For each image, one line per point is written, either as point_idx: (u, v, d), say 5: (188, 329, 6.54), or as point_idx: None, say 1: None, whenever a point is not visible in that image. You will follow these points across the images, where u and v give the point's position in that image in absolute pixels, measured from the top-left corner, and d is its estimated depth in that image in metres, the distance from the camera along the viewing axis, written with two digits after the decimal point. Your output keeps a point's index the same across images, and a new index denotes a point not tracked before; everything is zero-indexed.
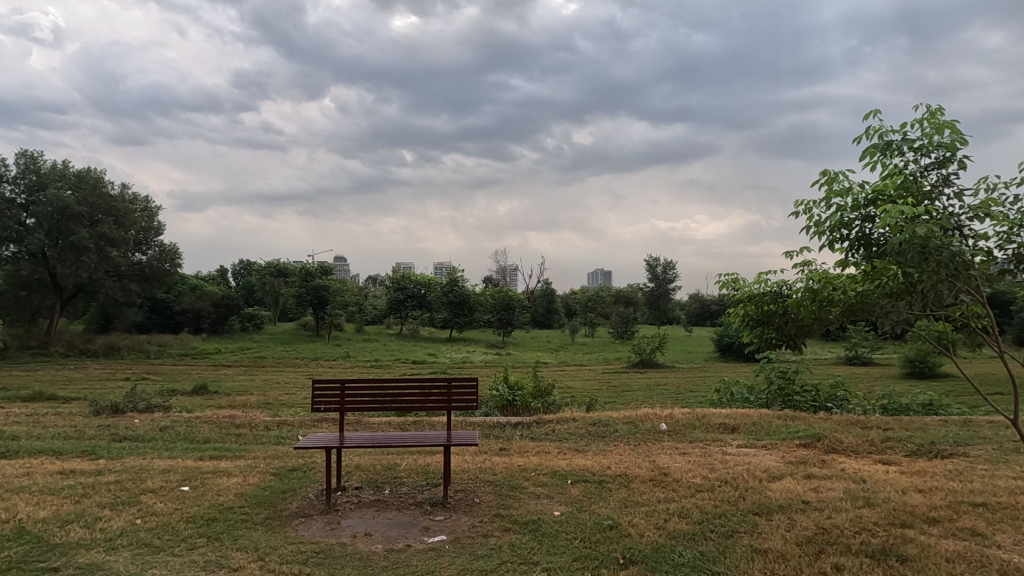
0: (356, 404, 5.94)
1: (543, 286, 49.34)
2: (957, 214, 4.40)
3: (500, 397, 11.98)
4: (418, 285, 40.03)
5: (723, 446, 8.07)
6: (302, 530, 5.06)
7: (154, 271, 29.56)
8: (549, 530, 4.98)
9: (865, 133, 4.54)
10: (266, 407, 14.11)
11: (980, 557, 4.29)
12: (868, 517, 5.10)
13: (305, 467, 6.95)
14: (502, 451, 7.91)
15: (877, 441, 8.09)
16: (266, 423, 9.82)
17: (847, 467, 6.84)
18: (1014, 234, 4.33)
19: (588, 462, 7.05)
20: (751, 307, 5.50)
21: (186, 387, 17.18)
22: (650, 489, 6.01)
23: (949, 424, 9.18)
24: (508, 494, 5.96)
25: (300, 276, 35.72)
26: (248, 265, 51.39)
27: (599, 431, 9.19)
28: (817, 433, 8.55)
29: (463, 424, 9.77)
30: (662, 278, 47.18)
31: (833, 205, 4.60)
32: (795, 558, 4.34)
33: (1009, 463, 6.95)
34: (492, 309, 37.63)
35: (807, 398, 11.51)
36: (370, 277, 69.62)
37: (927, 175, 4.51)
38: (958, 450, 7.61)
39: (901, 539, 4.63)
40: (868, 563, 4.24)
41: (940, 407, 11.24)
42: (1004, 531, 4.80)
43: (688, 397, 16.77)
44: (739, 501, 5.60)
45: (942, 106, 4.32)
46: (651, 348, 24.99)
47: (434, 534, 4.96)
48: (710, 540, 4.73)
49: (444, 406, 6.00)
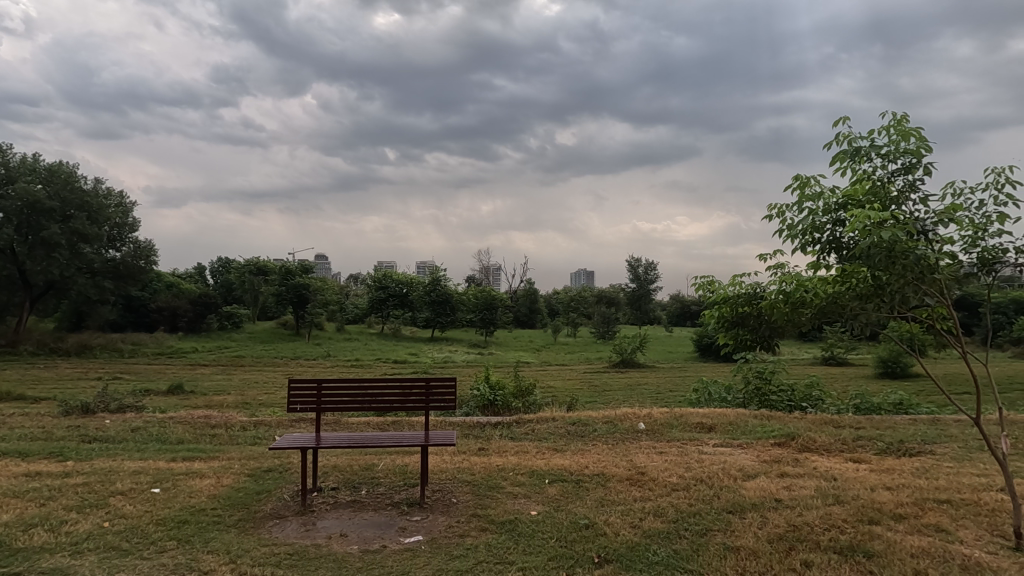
0: (333, 403, 5.89)
1: (525, 286, 49.48)
2: (922, 219, 4.53)
3: (481, 398, 11.94)
4: (399, 284, 39.79)
5: (699, 445, 8.16)
6: (276, 531, 5.01)
7: (129, 268, 28.99)
8: (526, 530, 4.99)
9: (835, 139, 4.64)
10: (243, 407, 13.94)
11: (943, 552, 4.41)
12: (837, 514, 5.22)
13: (281, 468, 6.88)
14: (480, 451, 7.90)
15: (848, 440, 8.27)
16: (242, 423, 9.68)
17: (819, 465, 6.97)
18: (979, 239, 4.47)
19: (566, 462, 7.07)
20: (727, 309, 5.58)
21: (161, 387, 16.87)
22: (626, 488, 6.06)
23: (919, 422, 9.42)
24: (485, 494, 5.95)
25: (280, 275, 35.18)
26: (227, 263, 50.58)
27: (577, 431, 9.23)
28: (792, 433, 8.68)
29: (442, 424, 9.72)
30: (643, 278, 47.72)
31: (804, 209, 4.69)
32: (766, 555, 4.42)
33: (973, 461, 7.17)
34: (474, 309, 37.66)
35: (782, 398, 11.68)
36: (350, 277, 69.06)
37: (894, 180, 4.63)
38: (925, 448, 7.82)
39: (867, 535, 4.75)
40: (836, 559, 4.34)
41: (910, 407, 11.50)
42: (966, 527, 4.95)
43: (668, 396, 16.96)
44: (714, 500, 5.68)
45: (908, 112, 4.43)
46: (632, 348, 25.13)
47: (411, 535, 4.94)
48: (684, 538, 4.80)
49: (423, 406, 5.97)
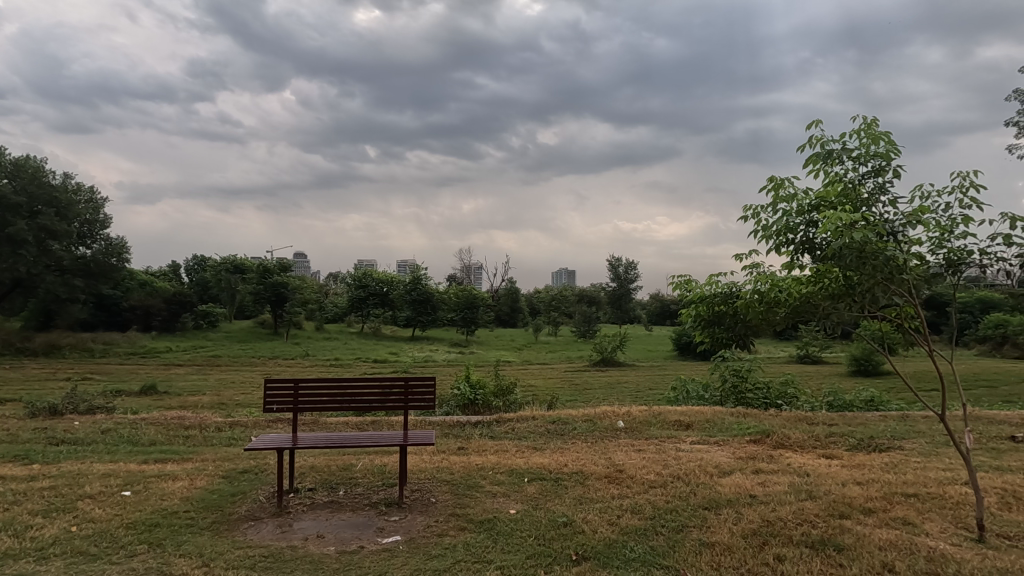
0: (311, 402, 5.82)
1: (507, 286, 49.51)
2: (891, 220, 4.64)
3: (461, 397, 11.91)
4: (380, 283, 39.50)
5: (676, 443, 8.27)
6: (251, 533, 4.93)
7: (100, 266, 28.35)
8: (504, 528, 5.00)
9: (808, 142, 4.74)
10: (220, 407, 13.73)
11: (909, 545, 4.54)
12: (810, 509, 5.33)
13: (257, 469, 6.77)
14: (460, 451, 7.87)
15: (821, 436, 8.46)
16: (217, 424, 9.50)
17: (793, 461, 7.11)
18: (945, 241, 4.60)
19: (546, 461, 7.09)
20: (703, 308, 5.65)
21: (134, 387, 16.52)
22: (605, 486, 6.11)
23: (888, 419, 9.67)
24: (464, 493, 5.94)
25: (257, 273, 34.61)
26: (203, 260, 49.62)
27: (557, 429, 9.26)
28: (767, 430, 8.84)
29: (422, 423, 9.67)
30: (624, 278, 48.12)
31: (778, 210, 4.78)
32: (740, 550, 4.49)
33: (939, 455, 7.39)
34: (456, 309, 37.55)
35: (758, 396, 11.87)
36: (329, 276, 68.39)
37: (864, 182, 4.74)
38: (894, 444, 8.03)
39: (838, 529, 4.86)
40: (808, 553, 4.44)
41: (881, 404, 11.78)
42: (931, 519, 5.09)
43: (647, 395, 17.11)
44: (691, 496, 5.76)
45: (877, 117, 4.54)
46: (612, 347, 25.30)
47: (389, 535, 4.92)
48: (661, 535, 4.85)
49: (402, 406, 5.93)
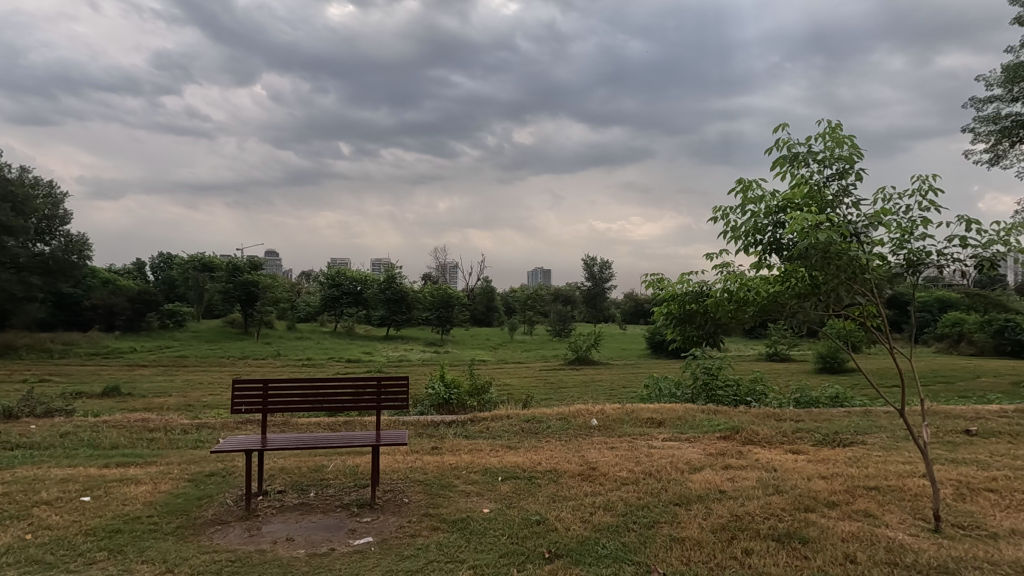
0: (280, 402, 5.70)
1: (482, 284, 49.47)
2: (855, 222, 4.78)
3: (435, 397, 11.84)
4: (353, 282, 39.04)
5: (648, 440, 8.37)
6: (218, 537, 4.82)
7: (60, 263, 27.33)
8: (478, 527, 4.99)
9: (775, 144, 4.84)
10: (187, 409, 13.39)
11: (870, 536, 4.68)
12: (777, 503, 5.46)
13: (224, 472, 6.60)
14: (434, 451, 7.82)
15: (788, 432, 8.67)
16: (183, 427, 9.24)
17: (760, 457, 7.28)
18: (905, 242, 4.76)
19: (519, 460, 7.11)
20: (675, 307, 5.72)
21: (95, 389, 15.96)
22: (578, 484, 6.15)
23: (852, 415, 9.97)
24: (437, 493, 5.91)
25: (226, 271, 33.79)
26: (169, 258, 48.25)
27: (531, 428, 9.28)
28: (736, 426, 9.02)
29: (395, 423, 9.57)
30: (598, 277, 48.57)
31: (747, 211, 4.87)
32: (709, 545, 4.57)
33: (899, 449, 7.65)
34: (430, 308, 37.31)
35: (728, 393, 12.10)
36: (301, 275, 67.26)
37: (829, 185, 4.87)
38: (857, 438, 8.29)
39: (803, 522, 4.99)
40: (774, 546, 4.54)
41: (846, 400, 12.13)
42: (891, 511, 5.27)
43: (621, 393, 17.30)
44: (662, 493, 5.83)
45: (841, 121, 4.67)
46: (587, 346, 25.48)
47: (361, 536, 4.86)
48: (632, 531, 4.91)
49: (375, 407, 5.86)
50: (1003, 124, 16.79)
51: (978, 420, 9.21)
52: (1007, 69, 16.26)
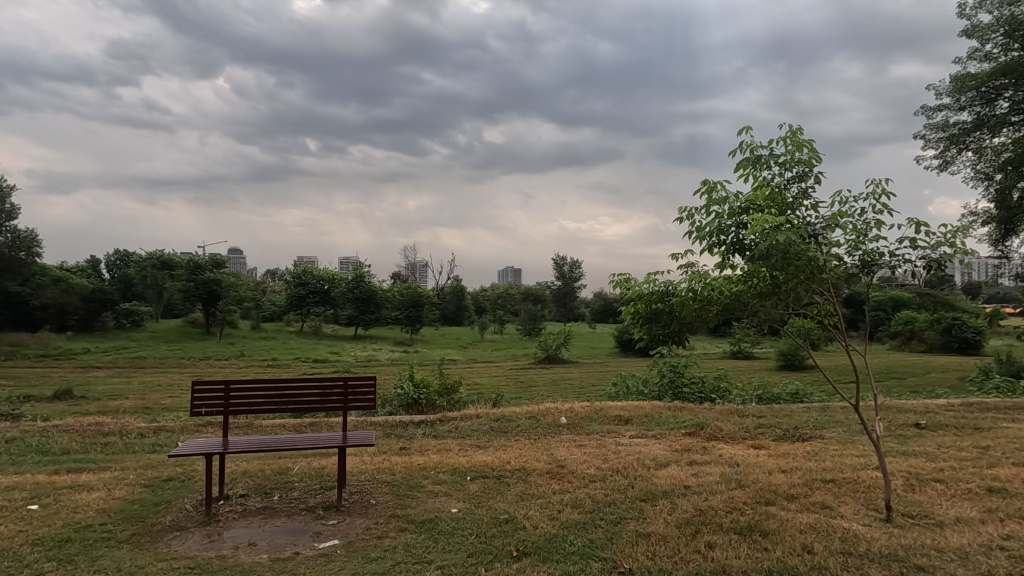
0: (242, 404, 5.54)
1: (453, 283, 49.31)
2: (813, 224, 4.94)
3: (404, 396, 11.74)
4: (320, 280, 38.42)
5: (616, 437, 8.48)
6: (176, 544, 4.66)
7: (7, 260, 25.98)
8: (445, 527, 4.97)
9: (739, 147, 4.96)
10: (144, 412, 12.93)
11: (827, 527, 4.86)
12: (739, 497, 5.61)
13: (183, 476, 6.40)
14: (402, 451, 7.76)
15: (750, 427, 8.92)
16: (140, 430, 8.91)
17: (724, 452, 7.46)
18: (861, 243, 4.94)
19: (488, 459, 7.11)
20: (642, 306, 5.80)
21: (45, 392, 15.25)
22: (546, 482, 6.18)
23: (811, 410, 10.31)
24: (405, 493, 5.86)
25: (187, 269, 32.75)
26: (126, 255, 46.50)
27: (501, 427, 9.29)
28: (701, 423, 9.22)
29: (362, 424, 9.44)
30: (568, 276, 49.02)
31: (712, 212, 4.98)
32: (674, 539, 4.66)
33: (854, 443, 7.95)
34: (400, 307, 36.96)
35: (694, 390, 12.36)
36: (266, 273, 65.81)
37: (790, 187, 5.02)
38: (815, 433, 8.58)
39: (764, 515, 5.14)
40: (735, 540, 4.66)
41: (805, 396, 12.52)
42: (846, 502, 5.48)
43: (590, 391, 17.50)
44: (629, 489, 5.92)
45: (801, 125, 4.81)
46: (557, 344, 25.67)
47: (326, 539, 4.78)
48: (600, 528, 4.96)
49: (342, 408, 5.76)
50: (951, 131, 17.68)
51: (927, 414, 9.65)
52: (955, 79, 17.05)
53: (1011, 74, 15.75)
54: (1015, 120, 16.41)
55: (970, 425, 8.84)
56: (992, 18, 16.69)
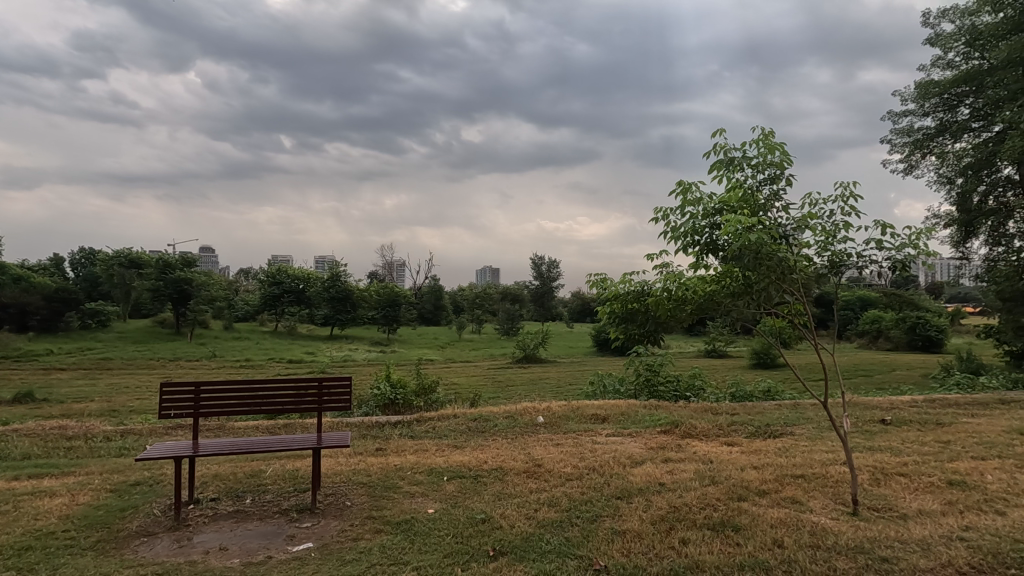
0: (214, 405, 5.43)
1: (430, 283, 49.05)
2: (784, 225, 5.05)
3: (381, 397, 11.65)
4: (295, 280, 37.96)
5: (593, 436, 8.54)
6: (144, 550, 4.55)
7: None
8: (422, 528, 4.94)
9: (713, 149, 5.04)
10: (111, 414, 12.57)
11: (797, 521, 4.97)
12: (712, 493, 5.70)
13: (151, 480, 6.24)
14: (378, 452, 7.70)
15: (724, 425, 9.08)
16: (106, 433, 8.66)
17: (698, 449, 7.59)
18: (829, 244, 5.07)
19: (465, 459, 7.09)
20: (618, 305, 5.86)
21: (4, 395, 14.71)
22: (523, 481, 6.20)
23: (783, 407, 10.54)
24: (381, 494, 5.81)
25: (156, 268, 31.92)
26: (91, 253, 45.10)
27: (478, 426, 9.28)
28: (675, 421, 9.34)
29: (338, 425, 9.34)
30: (546, 276, 49.22)
31: (686, 212, 5.05)
32: (649, 536, 4.72)
33: (823, 439, 8.15)
34: (377, 306, 36.63)
35: (669, 388, 12.53)
36: (239, 272, 64.62)
37: (762, 189, 5.12)
38: (787, 429, 8.77)
39: (737, 511, 5.24)
40: (708, 535, 4.74)
41: (777, 394, 12.80)
42: (815, 497, 5.62)
43: (567, 390, 17.60)
44: (605, 487, 5.97)
45: (773, 128, 4.91)
46: (534, 344, 25.74)
47: (300, 542, 4.71)
48: (576, 526, 4.99)
49: (316, 409, 5.68)
50: (916, 136, 18.30)
51: (892, 410, 9.96)
52: (919, 86, 17.64)
53: (971, 81, 16.36)
54: (975, 127, 17.04)
55: (933, 420, 9.14)
56: (954, 27, 17.32)
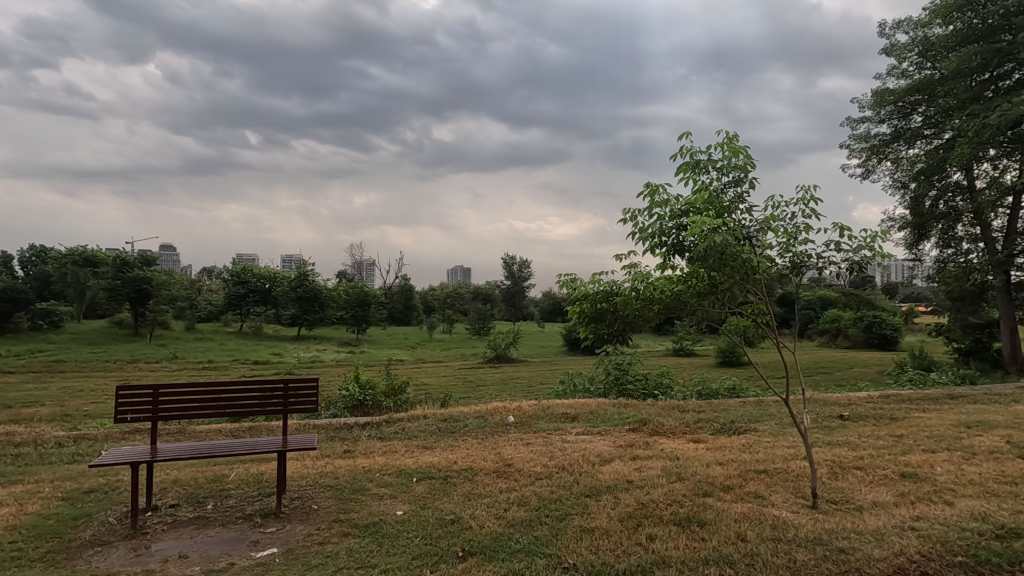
0: (174, 409, 5.25)
1: (401, 283, 48.58)
2: (748, 226, 5.17)
3: (349, 398, 11.47)
4: (261, 279, 37.33)
5: (563, 435, 8.60)
6: (98, 560, 4.37)
7: None
8: (390, 530, 4.89)
9: (680, 151, 5.12)
10: (63, 419, 12.04)
11: (759, 516, 5.10)
12: (678, 490, 5.81)
13: (106, 487, 6.00)
14: (346, 454, 7.58)
15: (690, 422, 9.26)
16: (58, 439, 8.29)
17: (665, 446, 7.72)
18: (791, 246, 5.21)
19: (435, 460, 7.04)
20: (587, 305, 5.90)
21: None
22: (493, 481, 6.19)
23: (747, 404, 10.80)
24: (349, 497, 5.72)
25: (113, 266, 30.75)
26: (43, 251, 43.18)
27: (448, 427, 9.23)
28: (644, 419, 9.48)
29: (304, 427, 9.16)
30: (517, 276, 49.38)
31: (654, 214, 5.12)
32: (617, 533, 4.78)
33: (785, 435, 8.38)
34: (346, 306, 36.05)
35: (638, 387, 12.70)
36: (202, 271, 62.89)
37: (727, 191, 5.24)
38: (750, 426, 8.99)
39: (702, 507, 5.35)
40: (675, 531, 4.82)
41: (741, 391, 13.13)
42: (777, 491, 5.78)
43: (538, 389, 17.65)
44: (575, 486, 6.01)
45: (737, 132, 5.03)
46: (506, 344, 25.75)
47: (264, 548, 4.60)
48: (545, 525, 5.02)
49: (282, 411, 5.55)
50: (873, 142, 18.99)
51: (849, 406, 10.31)
52: (876, 94, 18.32)
53: (924, 90, 17.07)
54: (927, 134, 17.81)
55: (887, 415, 9.52)
56: (908, 38, 18.05)
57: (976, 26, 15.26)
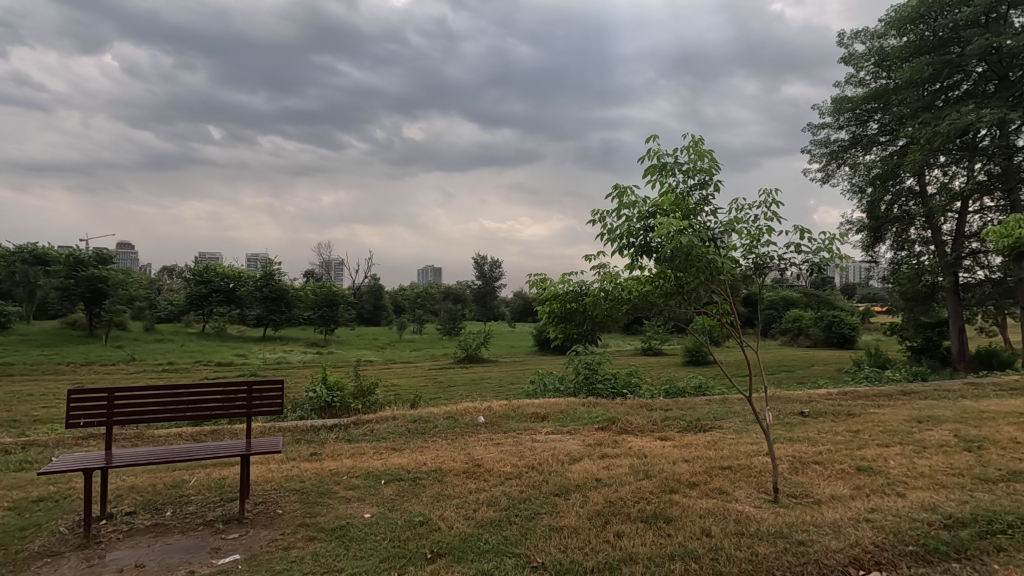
0: (132, 413, 5.06)
1: (370, 282, 47.97)
2: (713, 228, 5.29)
3: (317, 399, 11.27)
4: (224, 279, 36.28)
5: (533, 434, 8.63)
6: (47, 572, 4.18)
7: None
8: (357, 533, 4.82)
9: (647, 154, 5.20)
10: (11, 425, 11.47)
11: (723, 511, 5.22)
12: (646, 487, 5.90)
13: (57, 496, 5.74)
14: (313, 457, 7.43)
15: (658, 420, 9.42)
16: (5, 447, 7.89)
17: (633, 445, 7.83)
18: (754, 247, 5.35)
19: (404, 461, 6.97)
20: (557, 305, 5.93)
21: None
22: (462, 481, 6.17)
23: (713, 402, 11.04)
24: (315, 501, 5.61)
25: (66, 265, 29.44)
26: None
27: (418, 428, 9.15)
28: (612, 418, 9.58)
29: (269, 430, 8.95)
30: (488, 276, 49.32)
31: (622, 215, 5.18)
32: (585, 531, 4.83)
33: (748, 432, 8.61)
34: (313, 307, 35.37)
35: (607, 385, 12.83)
36: (163, 270, 60.92)
37: (693, 194, 5.35)
38: (715, 424, 9.20)
39: (668, 503, 5.44)
40: (642, 528, 4.89)
41: (707, 389, 13.42)
42: (741, 487, 5.92)
43: (509, 390, 17.65)
44: (544, 485, 6.05)
45: (702, 136, 5.13)
46: (477, 344, 25.70)
47: (225, 555, 4.47)
48: (514, 524, 5.02)
49: (245, 414, 5.41)
50: (832, 148, 19.66)
51: (810, 403, 10.65)
52: (835, 101, 18.97)
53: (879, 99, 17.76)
54: (882, 140, 18.56)
55: (845, 412, 9.87)
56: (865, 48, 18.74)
57: (927, 37, 15.96)
